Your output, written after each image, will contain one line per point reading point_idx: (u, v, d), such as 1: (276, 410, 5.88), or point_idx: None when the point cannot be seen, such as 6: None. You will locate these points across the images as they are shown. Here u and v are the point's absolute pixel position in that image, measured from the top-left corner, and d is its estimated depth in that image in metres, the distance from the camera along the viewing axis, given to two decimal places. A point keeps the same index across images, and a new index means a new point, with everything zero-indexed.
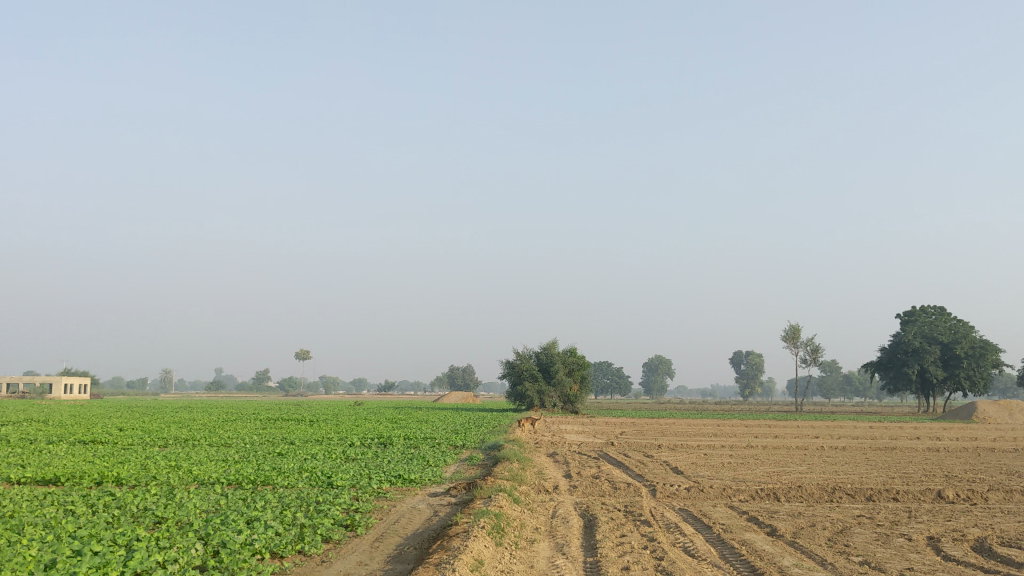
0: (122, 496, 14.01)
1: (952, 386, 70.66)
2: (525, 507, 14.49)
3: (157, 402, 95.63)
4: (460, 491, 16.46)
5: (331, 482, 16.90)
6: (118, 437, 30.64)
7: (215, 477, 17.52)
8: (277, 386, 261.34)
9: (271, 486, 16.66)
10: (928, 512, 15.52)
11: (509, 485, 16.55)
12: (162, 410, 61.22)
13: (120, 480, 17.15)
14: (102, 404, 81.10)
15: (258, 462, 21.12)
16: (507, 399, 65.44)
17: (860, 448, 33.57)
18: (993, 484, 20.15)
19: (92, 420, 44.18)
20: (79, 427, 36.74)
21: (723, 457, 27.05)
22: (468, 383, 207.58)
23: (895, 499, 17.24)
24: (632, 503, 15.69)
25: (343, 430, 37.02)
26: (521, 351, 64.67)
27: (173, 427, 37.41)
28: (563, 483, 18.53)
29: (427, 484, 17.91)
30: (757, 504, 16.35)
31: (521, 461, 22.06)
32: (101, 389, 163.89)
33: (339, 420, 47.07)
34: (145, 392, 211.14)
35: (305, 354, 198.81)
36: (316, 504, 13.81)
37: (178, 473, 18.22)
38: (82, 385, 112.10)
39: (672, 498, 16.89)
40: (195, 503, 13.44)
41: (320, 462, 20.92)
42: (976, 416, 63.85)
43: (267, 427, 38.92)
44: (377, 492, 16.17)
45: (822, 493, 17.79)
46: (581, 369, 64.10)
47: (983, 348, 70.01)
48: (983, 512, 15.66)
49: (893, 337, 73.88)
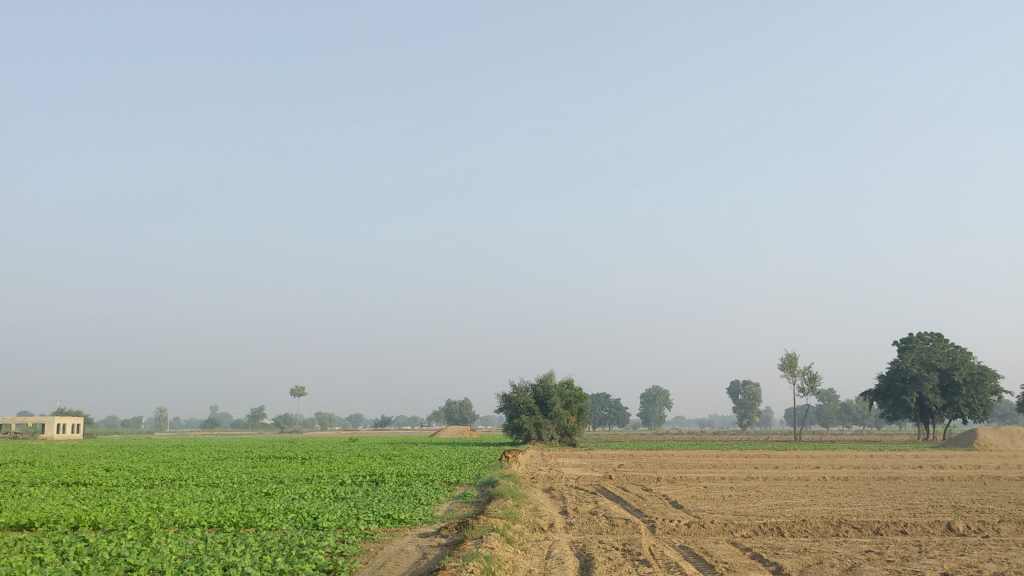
0: (93, 543, 13.34)
1: (951, 413, 70.05)
2: (519, 548, 13.83)
3: (148, 441, 94.64)
4: (451, 530, 15.82)
5: (316, 523, 16.25)
6: (103, 477, 29.95)
7: (196, 520, 16.89)
8: (273, 423, 259.62)
9: (254, 528, 16.02)
10: (939, 546, 14.88)
11: (502, 524, 15.86)
12: (153, 449, 60.09)
13: (97, 524, 16.53)
14: (91, 442, 80.02)
15: (242, 503, 20.36)
16: (504, 434, 64.60)
17: (863, 479, 32.82)
18: (1005, 516, 19.38)
19: (80, 459, 43.51)
20: (64, 468, 35.92)
21: (724, 490, 26.32)
22: (465, 418, 206.20)
23: (903, 532, 16.61)
24: (629, 541, 15.08)
25: (336, 468, 36.19)
26: (518, 385, 63.99)
27: (162, 467, 36.59)
28: (558, 520, 17.90)
29: (416, 523, 17.28)
30: (759, 540, 15.74)
31: (516, 499, 21.26)
32: (93, 426, 162.60)
33: (332, 457, 46.52)
34: (137, 430, 209.37)
35: (301, 392, 197.88)
36: (298, 548, 13.15)
37: (159, 516, 17.53)
38: (73, 425, 110.77)
39: (672, 534, 16.23)
40: (171, 549, 12.77)
41: (307, 503, 20.17)
42: (976, 443, 63.22)
43: (259, 466, 38.07)
44: (365, 533, 15.55)
45: (826, 527, 17.15)
46: (578, 402, 63.53)
47: (982, 374, 69.33)
48: (995, 546, 15.00)
49: (891, 364, 73.28)
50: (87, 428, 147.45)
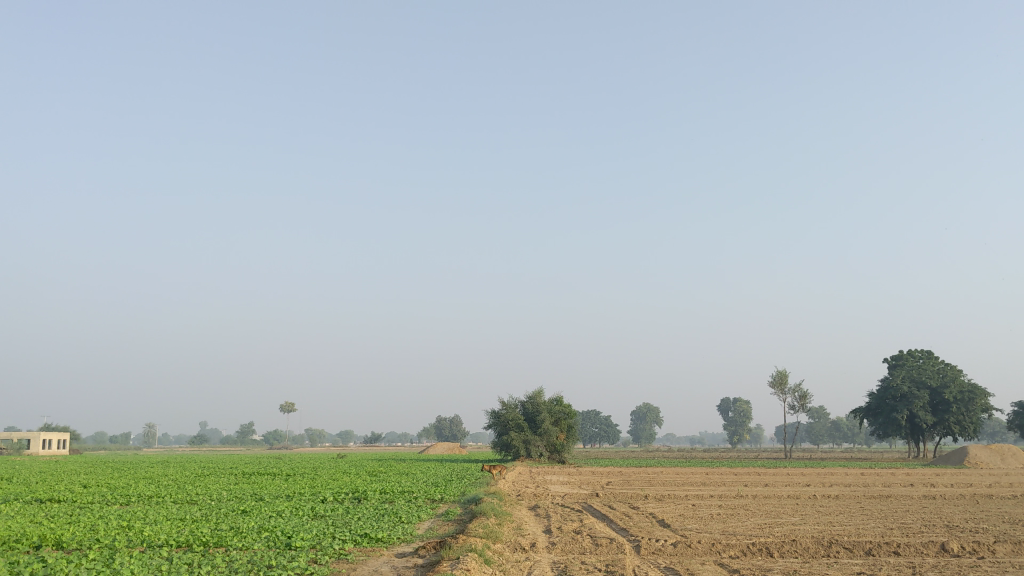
0: (51, 563, 12.76)
1: (941, 430, 69.64)
2: (498, 570, 13.29)
3: (133, 457, 93.69)
4: (429, 551, 15.26)
5: (290, 543, 15.69)
6: (78, 494, 29.15)
7: (166, 539, 16.29)
8: (260, 440, 258.15)
9: (225, 548, 15.43)
10: (933, 568, 14.36)
11: (482, 544, 15.32)
12: (135, 465, 59.02)
13: (62, 544, 15.97)
14: (72, 460, 79.10)
15: (216, 521, 19.63)
16: (493, 451, 63.84)
17: (853, 496, 32.33)
18: (1000, 536, 18.92)
19: (59, 476, 42.61)
20: (42, 484, 35.03)
21: (712, 508, 25.71)
22: (455, 434, 205.30)
23: (895, 553, 16.11)
24: (614, 562, 14.53)
25: (318, 485, 35.47)
26: (508, 401, 63.29)
27: (142, 484, 35.71)
28: (540, 539, 17.35)
29: (395, 542, 16.78)
30: (749, 560, 15.23)
31: (499, 517, 20.66)
32: (81, 441, 161.37)
33: (317, 474, 45.94)
34: (129, 446, 207.54)
35: (290, 408, 196.82)
36: (265, 569, 12.60)
37: (128, 535, 16.90)
38: (60, 441, 109.80)
39: (657, 555, 15.72)
40: (133, 570, 12.23)
41: (283, 520, 19.52)
42: (967, 461, 62.84)
43: (239, 482, 37.17)
44: (340, 553, 14.93)
45: (817, 548, 16.65)
46: (567, 419, 62.91)
47: (972, 393, 68.95)
48: (992, 568, 14.50)
49: (881, 382, 72.86)
50: (74, 444, 146.18)
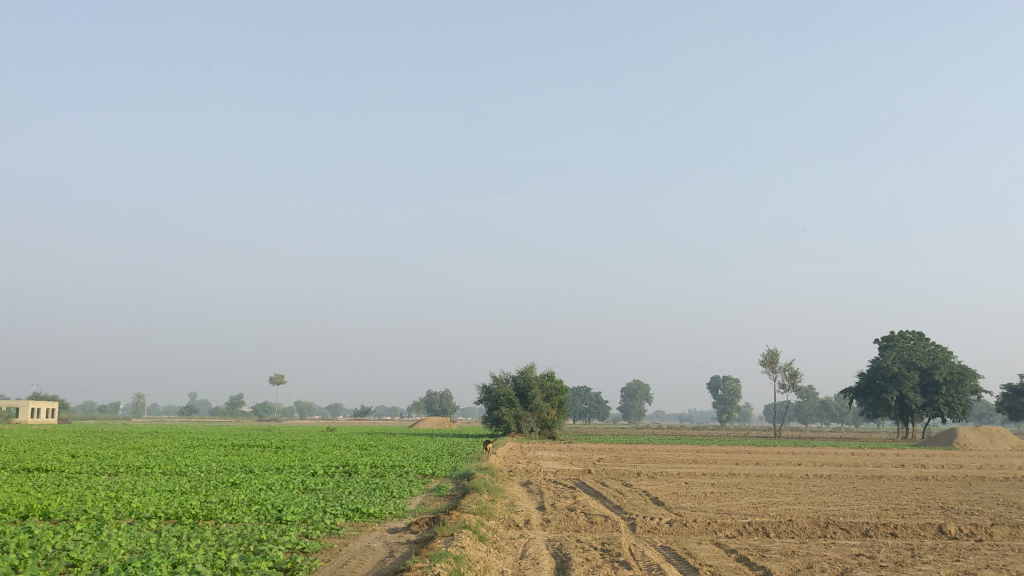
0: (38, 533, 12.51)
1: (930, 412, 69.78)
2: (493, 547, 13.10)
3: (121, 426, 93.51)
4: (422, 526, 15.06)
5: (280, 517, 15.42)
6: (65, 464, 28.84)
7: (153, 511, 16.03)
8: (249, 411, 258.43)
9: (215, 521, 15.21)
10: (932, 550, 14.16)
11: (476, 521, 15.09)
12: (124, 435, 58.60)
13: (48, 514, 15.69)
14: (61, 429, 78.99)
15: (206, 493, 19.33)
16: (483, 425, 63.86)
17: (846, 476, 32.22)
18: (997, 519, 18.73)
19: (47, 445, 42.37)
20: (29, 454, 34.70)
21: (706, 486, 25.58)
22: (445, 408, 205.29)
23: (893, 535, 15.91)
24: (609, 540, 14.30)
25: (308, 458, 35.19)
26: (499, 376, 63.05)
27: (131, 455, 35.50)
28: (534, 517, 17.09)
29: (386, 518, 16.54)
30: (745, 541, 14.98)
31: (492, 493, 20.50)
32: (71, 410, 161.02)
33: (307, 447, 45.88)
34: (119, 417, 207.21)
35: (279, 379, 196.75)
36: (256, 543, 12.34)
37: (115, 507, 16.62)
38: (48, 409, 109.43)
39: (652, 534, 15.49)
40: (121, 542, 11.95)
41: (274, 493, 19.26)
42: (956, 442, 62.97)
43: (229, 455, 37.03)
44: (331, 528, 14.73)
45: (813, 528, 16.46)
46: (558, 395, 62.85)
47: (962, 374, 69.11)
48: (992, 551, 14.30)
49: (871, 363, 72.92)
50: (62, 412, 146.04)
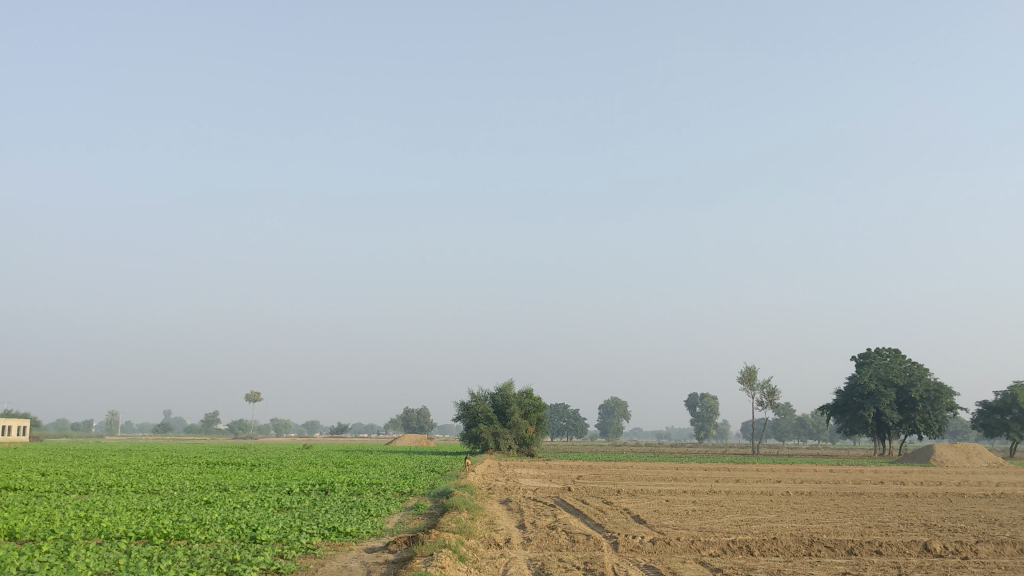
0: (4, 554, 12.10)
1: (907, 429, 69.86)
2: (473, 568, 12.72)
3: (96, 443, 92.38)
4: (400, 546, 14.74)
5: (255, 536, 15.05)
6: (35, 483, 28.20)
7: (124, 531, 15.58)
8: (224, 429, 256.20)
9: (187, 541, 14.77)
10: (918, 568, 13.97)
11: (455, 539, 14.82)
12: (97, 453, 57.59)
13: (14, 535, 15.18)
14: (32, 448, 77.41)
15: (179, 512, 18.90)
16: (461, 444, 63.39)
17: (827, 494, 32.05)
18: (981, 536, 18.57)
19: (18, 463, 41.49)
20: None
21: (687, 504, 25.34)
22: (422, 426, 204.10)
23: (878, 552, 15.75)
24: (592, 559, 14.05)
25: (284, 475, 34.72)
26: (477, 393, 62.67)
27: (102, 472, 34.78)
28: (516, 536, 16.83)
29: (364, 537, 16.17)
30: (730, 559, 14.77)
31: (471, 511, 20.16)
32: (43, 428, 158.87)
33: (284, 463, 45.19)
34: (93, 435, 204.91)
35: (255, 397, 194.42)
36: (230, 563, 11.95)
37: (83, 526, 16.13)
38: (19, 427, 107.81)
39: (635, 552, 15.29)
40: (89, 564, 11.50)
41: (248, 513, 18.84)
42: (932, 459, 63.07)
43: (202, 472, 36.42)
44: (306, 547, 14.36)
45: (797, 545, 16.25)
46: (536, 412, 62.54)
47: (938, 391, 69.34)
48: (978, 569, 14.13)
49: (849, 380, 73.03)
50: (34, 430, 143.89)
